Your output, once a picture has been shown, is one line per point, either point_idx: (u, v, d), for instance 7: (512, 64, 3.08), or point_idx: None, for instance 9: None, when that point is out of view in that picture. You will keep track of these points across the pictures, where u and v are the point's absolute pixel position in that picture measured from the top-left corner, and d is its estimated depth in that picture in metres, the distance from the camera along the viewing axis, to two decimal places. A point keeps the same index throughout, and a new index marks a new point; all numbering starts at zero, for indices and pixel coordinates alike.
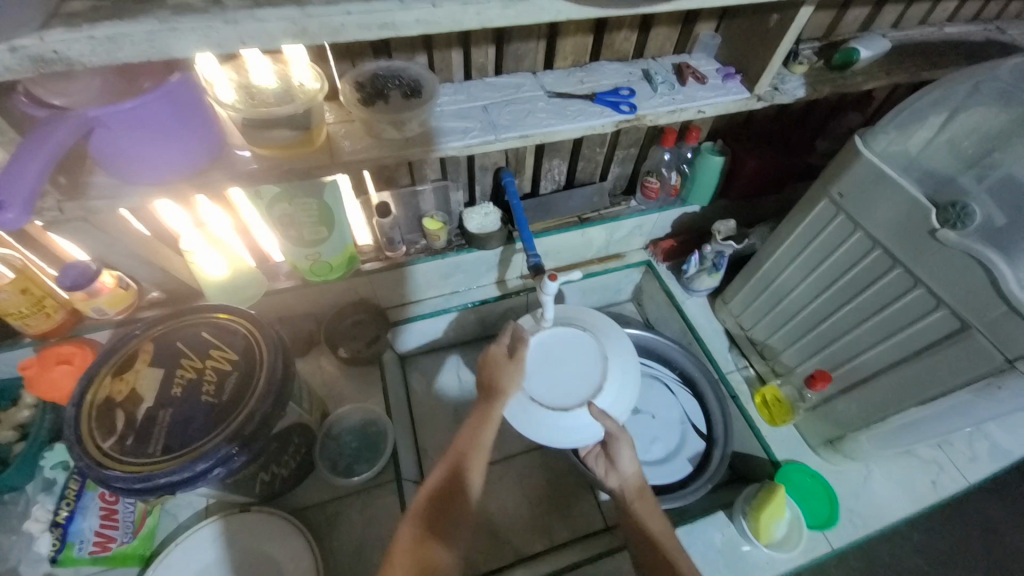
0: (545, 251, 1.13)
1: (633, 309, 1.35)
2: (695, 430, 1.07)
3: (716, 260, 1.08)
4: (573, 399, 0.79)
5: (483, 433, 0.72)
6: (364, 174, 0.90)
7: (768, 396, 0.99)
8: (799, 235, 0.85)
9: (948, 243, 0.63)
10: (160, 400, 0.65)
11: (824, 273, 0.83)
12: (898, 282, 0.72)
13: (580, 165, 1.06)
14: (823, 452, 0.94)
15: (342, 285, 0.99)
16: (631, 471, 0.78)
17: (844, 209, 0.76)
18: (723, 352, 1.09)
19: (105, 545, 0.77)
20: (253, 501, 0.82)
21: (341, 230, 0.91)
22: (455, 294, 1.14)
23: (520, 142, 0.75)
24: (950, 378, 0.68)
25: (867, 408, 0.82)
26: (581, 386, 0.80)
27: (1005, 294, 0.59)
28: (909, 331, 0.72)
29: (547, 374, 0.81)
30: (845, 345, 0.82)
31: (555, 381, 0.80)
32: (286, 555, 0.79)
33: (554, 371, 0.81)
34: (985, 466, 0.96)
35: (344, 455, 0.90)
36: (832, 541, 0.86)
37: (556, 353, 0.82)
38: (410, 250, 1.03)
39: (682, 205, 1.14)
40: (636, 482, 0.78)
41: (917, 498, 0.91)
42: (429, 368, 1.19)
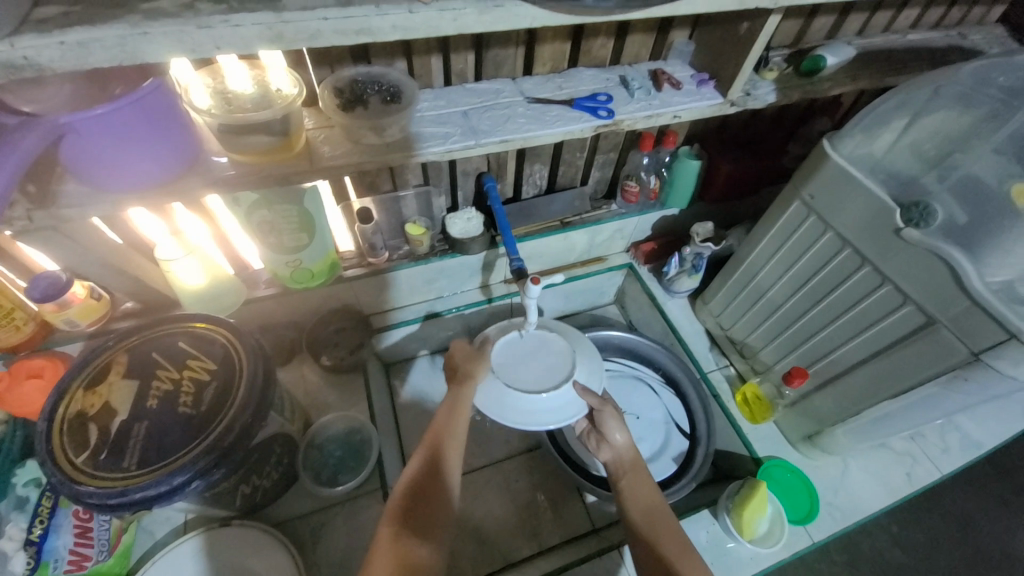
0: (528, 255, 1.14)
1: (616, 312, 1.36)
2: (679, 430, 1.09)
3: (695, 262, 1.10)
4: (545, 384, 0.77)
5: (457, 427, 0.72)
6: (345, 180, 0.90)
7: (749, 394, 1.01)
8: (774, 236, 0.87)
9: (912, 240, 0.66)
10: (134, 412, 0.63)
11: (799, 272, 0.85)
12: (868, 279, 0.74)
13: (561, 170, 1.08)
14: (802, 448, 0.96)
15: (324, 292, 0.98)
16: (624, 443, 0.77)
17: (815, 210, 0.79)
18: (705, 351, 1.11)
19: (79, 564, 0.74)
20: (234, 515, 0.81)
21: (322, 236, 0.90)
22: (439, 300, 1.14)
23: (500, 147, 0.75)
24: (920, 370, 0.71)
25: (843, 403, 0.84)
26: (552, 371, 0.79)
27: (967, 288, 0.62)
28: (879, 326, 0.74)
29: (516, 363, 0.80)
30: (820, 341, 0.85)
31: (528, 368, 0.79)
32: (269, 569, 0.77)
33: (526, 358, 0.80)
34: (956, 457, 0.99)
35: (328, 464, 0.89)
36: (813, 535, 0.88)
37: (524, 345, 0.82)
38: (392, 256, 1.02)
39: (661, 208, 1.16)
40: (630, 454, 0.76)
41: (894, 490, 0.94)
42: (414, 375, 1.19)
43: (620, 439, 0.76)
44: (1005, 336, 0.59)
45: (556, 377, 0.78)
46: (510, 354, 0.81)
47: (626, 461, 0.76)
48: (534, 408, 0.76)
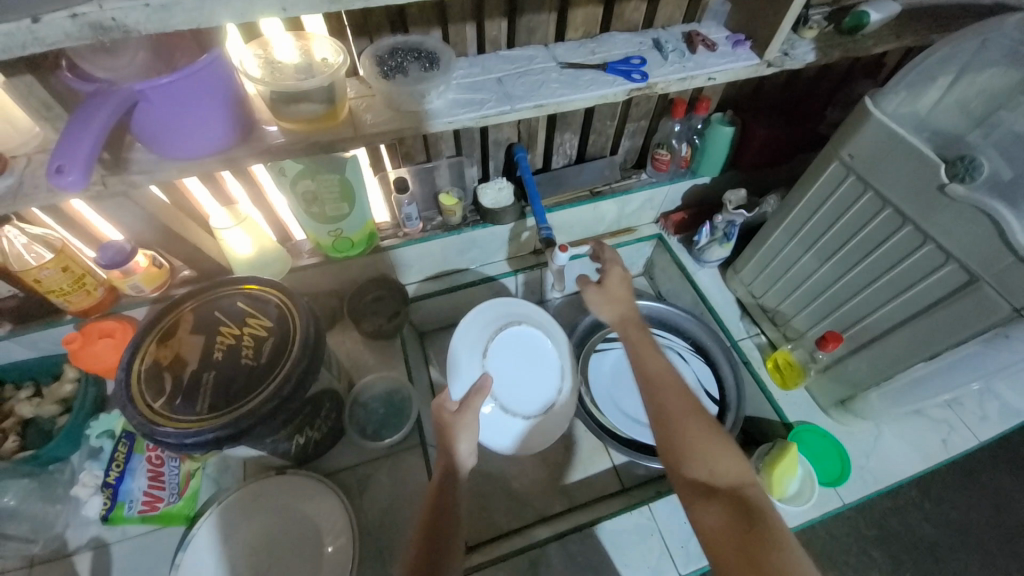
0: (558, 226, 1.16)
1: (644, 283, 1.37)
2: (708, 396, 1.07)
3: (727, 229, 1.10)
4: (544, 398, 1.00)
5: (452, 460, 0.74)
6: (380, 147, 0.93)
7: (780, 360, 1.02)
8: (810, 199, 0.86)
9: (956, 197, 0.64)
10: (203, 362, 0.69)
11: (835, 235, 0.84)
12: (909, 239, 0.73)
13: (590, 139, 1.09)
14: (834, 414, 0.96)
15: (363, 262, 1.02)
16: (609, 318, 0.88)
17: (854, 170, 0.77)
18: (735, 320, 1.11)
19: (153, 504, 0.82)
20: (288, 464, 0.87)
21: (361, 207, 0.93)
22: (469, 269, 1.17)
23: (534, 112, 0.77)
24: (958, 331, 0.70)
25: (877, 366, 0.84)
26: (540, 384, 1.01)
27: (1011, 243, 0.60)
28: (919, 287, 0.73)
29: (501, 372, 1.00)
30: (856, 305, 0.84)
31: (520, 392, 1.00)
32: (321, 514, 0.83)
33: (518, 384, 1.00)
34: (996, 425, 0.98)
35: (371, 420, 0.94)
36: (843, 497, 0.88)
37: (514, 352, 1.01)
38: (426, 227, 1.06)
39: (691, 176, 1.15)
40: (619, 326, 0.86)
41: (928, 455, 0.94)
42: (447, 342, 1.23)
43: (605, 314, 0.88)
44: None
45: (526, 405, 0.99)
46: (497, 354, 1.01)
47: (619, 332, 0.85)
48: (487, 418, 0.96)
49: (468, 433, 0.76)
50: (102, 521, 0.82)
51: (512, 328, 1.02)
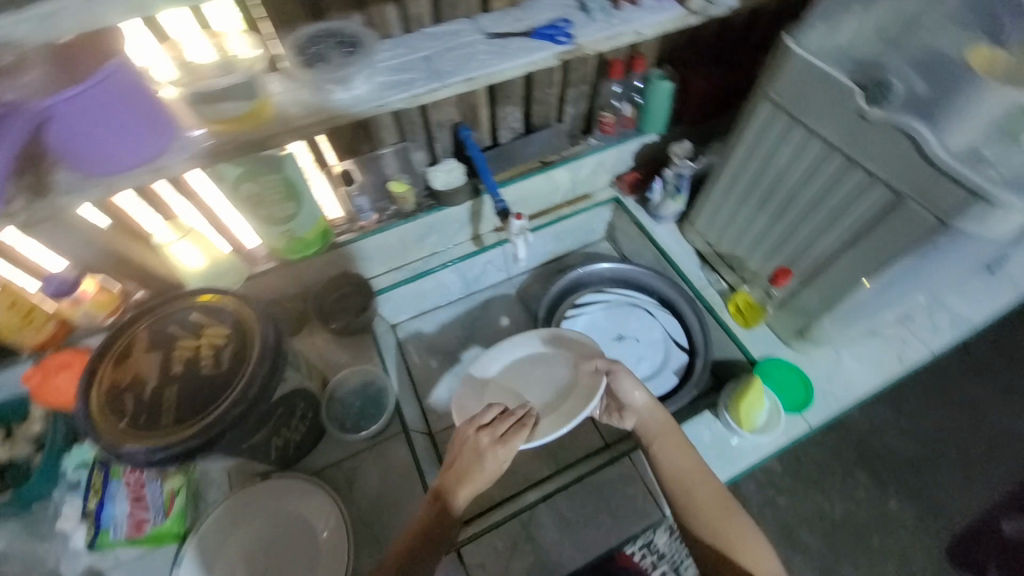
0: (514, 200, 1.16)
1: (608, 248, 1.37)
2: (677, 345, 1.13)
3: (677, 183, 1.12)
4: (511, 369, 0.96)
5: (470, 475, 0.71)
6: (319, 137, 0.91)
7: (740, 303, 1.05)
8: (748, 142, 0.89)
9: (876, 120, 0.67)
10: (163, 378, 0.68)
11: (776, 173, 0.87)
12: (839, 167, 0.76)
13: (534, 109, 1.09)
14: (795, 345, 1.00)
15: (320, 260, 1.01)
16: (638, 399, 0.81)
17: (783, 108, 0.79)
18: (696, 269, 1.14)
19: (139, 526, 0.81)
20: (273, 469, 0.88)
21: (309, 203, 0.92)
22: (434, 255, 1.17)
23: (466, 86, 0.76)
24: (893, 248, 0.73)
25: (827, 294, 0.87)
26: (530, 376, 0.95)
27: (929, 156, 0.63)
28: (855, 212, 0.76)
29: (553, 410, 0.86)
30: (803, 238, 0.87)
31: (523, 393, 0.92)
32: (312, 511, 0.84)
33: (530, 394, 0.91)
34: (946, 334, 1.03)
35: (350, 414, 0.95)
36: (810, 421, 0.93)
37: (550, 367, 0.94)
38: (381, 218, 1.05)
39: (638, 135, 1.17)
40: (647, 410, 0.81)
41: (885, 371, 0.99)
42: (422, 330, 1.24)
43: (639, 397, 0.81)
44: (968, 196, 0.61)
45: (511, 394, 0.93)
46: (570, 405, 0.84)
47: (654, 422, 0.80)
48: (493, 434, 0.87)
49: (489, 460, 0.72)
50: (89, 548, 0.82)
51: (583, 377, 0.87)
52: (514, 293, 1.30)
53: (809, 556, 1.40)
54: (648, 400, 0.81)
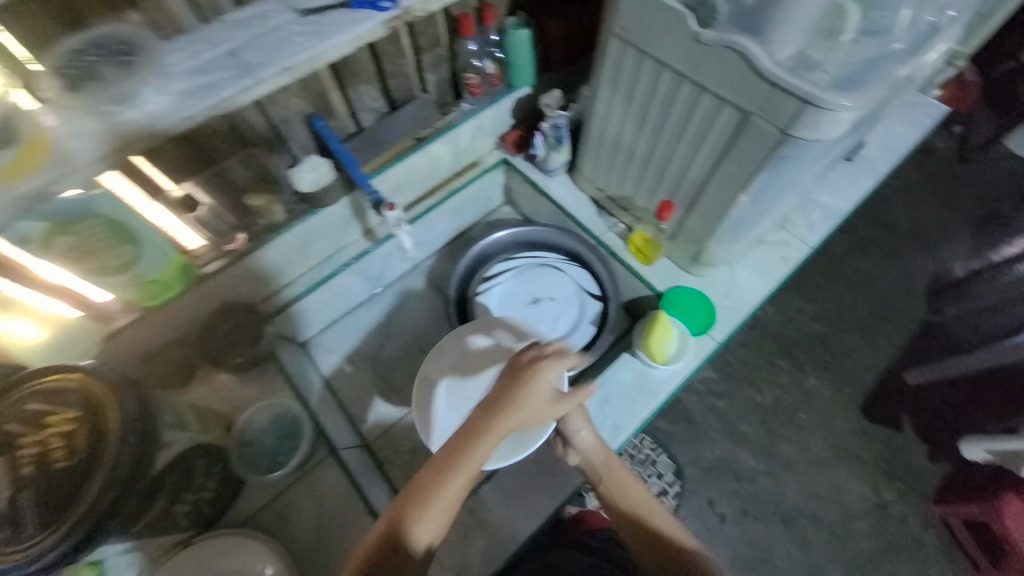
0: (397, 184, 1.09)
1: (510, 212, 1.34)
2: (591, 297, 1.13)
3: (556, 134, 1.09)
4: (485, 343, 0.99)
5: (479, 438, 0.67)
6: (133, 159, 0.75)
7: (638, 241, 1.07)
8: (608, 81, 0.87)
9: (710, 42, 0.67)
10: (12, 485, 0.62)
11: (640, 108, 0.86)
12: (690, 94, 0.75)
13: (391, 83, 1.00)
14: (693, 269, 1.04)
15: (190, 299, 0.90)
16: (587, 442, 0.84)
17: (628, 42, 0.77)
18: (593, 217, 1.15)
19: None
20: (193, 533, 0.81)
21: (152, 241, 0.81)
22: (327, 260, 1.09)
23: (286, 76, 0.68)
24: (750, 165, 0.75)
25: (707, 218, 0.90)
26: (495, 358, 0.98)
27: (760, 71, 0.64)
28: (712, 136, 0.77)
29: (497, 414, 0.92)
30: (675, 169, 0.88)
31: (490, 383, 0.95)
32: (246, 564, 0.79)
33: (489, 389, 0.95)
34: (820, 228, 1.12)
35: (264, 453, 0.91)
36: (716, 336, 1.00)
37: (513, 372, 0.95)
38: (250, 237, 0.94)
39: (509, 90, 1.11)
40: (598, 452, 0.84)
41: (774, 275, 1.06)
42: (337, 341, 1.17)
43: (585, 436, 0.84)
44: (800, 104, 0.62)
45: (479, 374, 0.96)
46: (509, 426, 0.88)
47: (597, 459, 0.84)
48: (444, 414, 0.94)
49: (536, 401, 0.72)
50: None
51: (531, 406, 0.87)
52: (424, 279, 1.25)
53: (751, 446, 1.54)
54: (594, 440, 0.84)
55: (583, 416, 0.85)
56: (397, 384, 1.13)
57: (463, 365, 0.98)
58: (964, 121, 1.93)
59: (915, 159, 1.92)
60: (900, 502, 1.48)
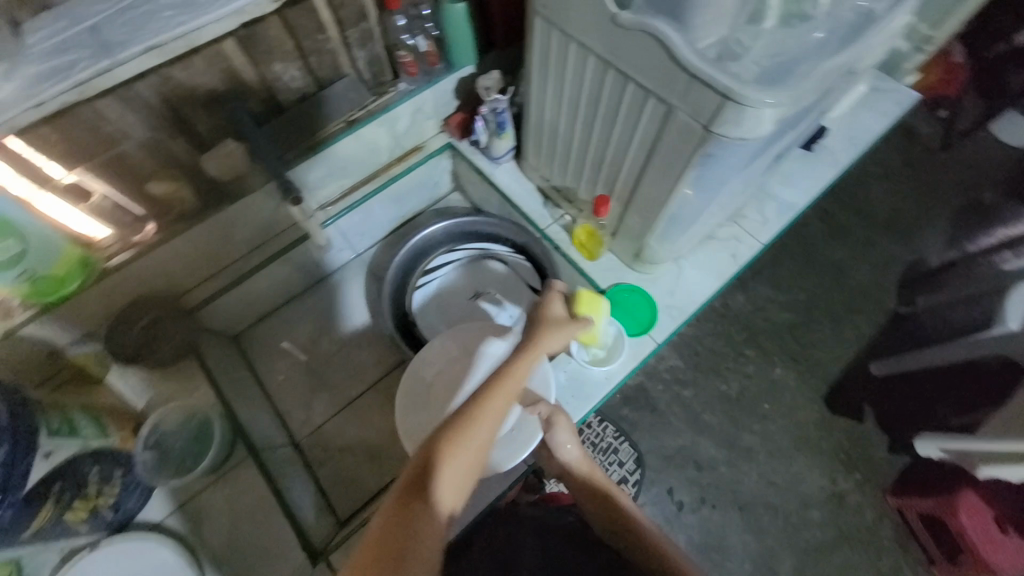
0: (329, 171, 1.03)
1: (459, 199, 1.28)
2: (532, 291, 1.10)
3: (496, 119, 1.01)
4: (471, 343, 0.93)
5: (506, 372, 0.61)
6: (20, 147, 0.68)
7: (582, 236, 1.02)
8: (539, 63, 0.80)
9: (626, 25, 0.60)
10: None
11: (571, 94, 0.79)
12: (617, 81, 0.69)
13: (313, 62, 0.92)
14: (636, 267, 1.00)
15: (95, 297, 0.84)
16: (574, 454, 0.81)
17: (551, 21, 0.71)
18: (539, 208, 1.09)
19: None
20: (103, 534, 0.86)
21: (40, 237, 0.74)
22: (256, 250, 1.01)
23: (153, 56, 0.68)
24: (679, 160, 0.69)
25: (645, 215, 0.84)
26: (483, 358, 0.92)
27: (678, 59, 0.58)
28: (641, 127, 0.71)
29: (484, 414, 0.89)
30: (612, 161, 0.82)
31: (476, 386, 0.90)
32: (148, 566, 0.85)
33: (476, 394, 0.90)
34: (775, 224, 1.07)
35: (177, 453, 0.92)
36: (656, 338, 0.96)
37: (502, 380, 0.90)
38: (160, 227, 0.88)
39: (449, 72, 1.04)
40: (583, 464, 0.80)
41: (721, 272, 1.02)
42: (271, 334, 1.14)
43: (572, 450, 0.81)
44: (720, 98, 0.57)
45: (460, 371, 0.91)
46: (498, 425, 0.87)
47: (581, 474, 0.80)
48: (416, 411, 0.89)
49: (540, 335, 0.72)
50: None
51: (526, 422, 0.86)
52: (365, 270, 1.20)
53: (712, 435, 1.51)
54: (580, 454, 0.81)
55: (569, 428, 0.83)
56: (332, 380, 1.11)
57: (450, 364, 0.91)
58: (951, 106, 1.80)
59: (897, 143, 1.83)
60: (858, 493, 1.45)
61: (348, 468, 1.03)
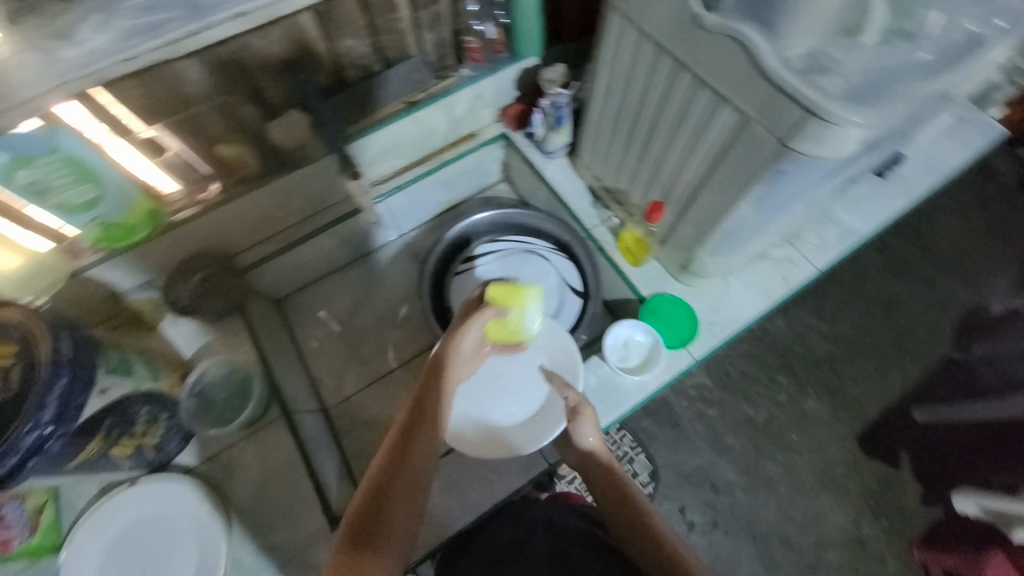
0: (384, 149, 1.04)
1: (507, 189, 1.28)
2: (572, 291, 1.09)
3: (555, 113, 1.01)
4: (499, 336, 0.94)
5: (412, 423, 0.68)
6: (108, 100, 0.70)
7: (629, 241, 1.01)
8: (608, 61, 0.79)
9: (711, 28, 0.58)
10: None
11: (638, 96, 0.78)
12: (690, 87, 0.67)
13: (383, 40, 0.92)
14: (682, 278, 0.97)
15: (159, 246, 0.89)
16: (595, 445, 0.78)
17: (630, 19, 0.69)
18: (587, 208, 1.08)
19: (5, 545, 0.81)
20: (141, 472, 0.90)
21: (115, 185, 0.79)
22: (307, 219, 1.04)
23: (240, 21, 0.69)
24: (745, 175, 0.66)
25: (699, 226, 0.82)
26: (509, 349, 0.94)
27: (763, 68, 0.55)
28: (708, 137, 0.69)
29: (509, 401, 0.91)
30: (671, 168, 0.80)
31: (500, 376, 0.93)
32: (178, 508, 0.88)
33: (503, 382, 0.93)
34: (834, 250, 1.02)
35: (216, 406, 0.96)
36: (694, 353, 0.94)
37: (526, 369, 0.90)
38: (223, 187, 0.92)
39: (513, 61, 1.03)
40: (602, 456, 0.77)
41: (770, 294, 0.98)
42: (311, 303, 1.17)
43: (592, 441, 0.78)
44: (803, 113, 0.54)
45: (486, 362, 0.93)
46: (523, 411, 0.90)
47: (597, 467, 0.76)
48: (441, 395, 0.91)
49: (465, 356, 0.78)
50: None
51: (551, 412, 0.87)
52: (408, 251, 1.23)
53: (733, 459, 1.46)
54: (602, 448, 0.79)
55: (593, 422, 0.81)
56: (364, 353, 1.14)
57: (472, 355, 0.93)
58: None
59: (970, 178, 1.71)
60: (882, 541, 1.38)
61: (371, 442, 1.05)
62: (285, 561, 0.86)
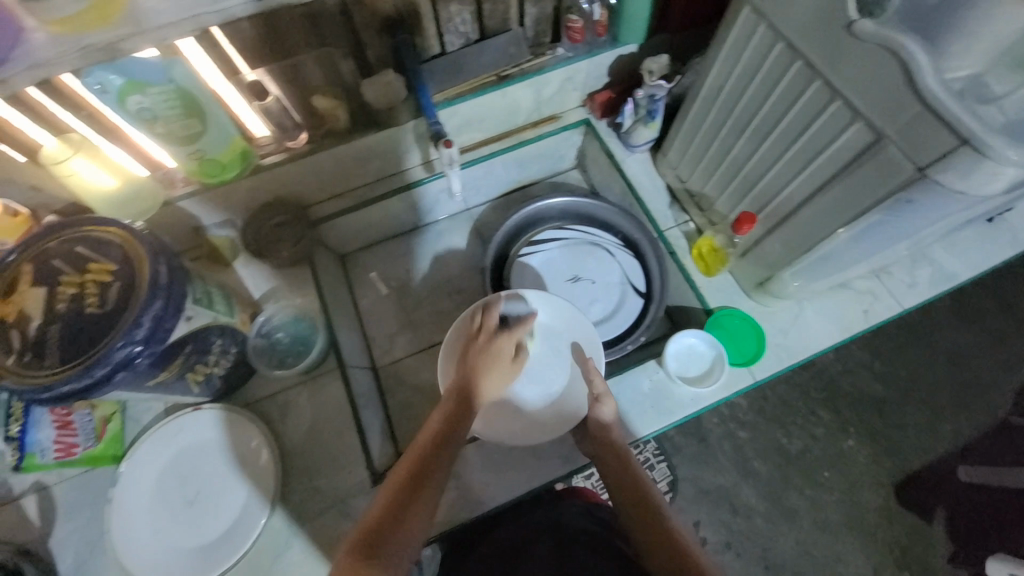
0: (466, 120, 1.02)
1: (578, 177, 1.25)
2: (634, 291, 1.07)
3: (649, 105, 0.97)
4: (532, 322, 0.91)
5: (438, 439, 0.69)
6: (219, 37, 0.74)
7: (704, 248, 0.98)
8: (725, 57, 0.75)
9: (863, 35, 0.54)
10: (47, 316, 0.68)
11: (750, 99, 0.74)
12: (818, 96, 0.63)
13: (487, 8, 0.90)
14: (755, 296, 0.93)
15: (245, 185, 0.91)
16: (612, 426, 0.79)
17: (764, 15, 0.65)
18: (663, 208, 1.05)
19: (69, 450, 0.87)
20: (204, 400, 0.95)
21: (218, 123, 0.81)
22: (380, 180, 1.06)
23: None
24: (863, 197, 0.62)
25: (790, 244, 0.78)
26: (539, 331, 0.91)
27: (918, 86, 0.51)
28: (826, 153, 0.65)
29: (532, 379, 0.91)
30: (770, 180, 0.76)
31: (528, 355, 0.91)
32: (232, 441, 0.93)
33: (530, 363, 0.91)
34: (923, 292, 0.96)
35: (276, 350, 1.00)
36: (756, 373, 0.90)
37: None
38: (312, 137, 0.93)
39: (612, 46, 0.99)
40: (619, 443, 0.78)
41: (847, 326, 0.93)
42: (371, 263, 1.19)
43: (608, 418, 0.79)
44: (956, 142, 0.50)
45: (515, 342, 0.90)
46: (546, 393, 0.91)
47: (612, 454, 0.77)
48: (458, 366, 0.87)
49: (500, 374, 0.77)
50: (17, 470, 0.87)
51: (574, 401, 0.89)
52: (470, 225, 1.23)
53: (759, 485, 1.42)
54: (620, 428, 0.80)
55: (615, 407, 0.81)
56: (416, 320, 1.15)
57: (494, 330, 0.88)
58: None
59: None
60: None
61: (413, 407, 1.08)
62: (325, 507, 0.89)
